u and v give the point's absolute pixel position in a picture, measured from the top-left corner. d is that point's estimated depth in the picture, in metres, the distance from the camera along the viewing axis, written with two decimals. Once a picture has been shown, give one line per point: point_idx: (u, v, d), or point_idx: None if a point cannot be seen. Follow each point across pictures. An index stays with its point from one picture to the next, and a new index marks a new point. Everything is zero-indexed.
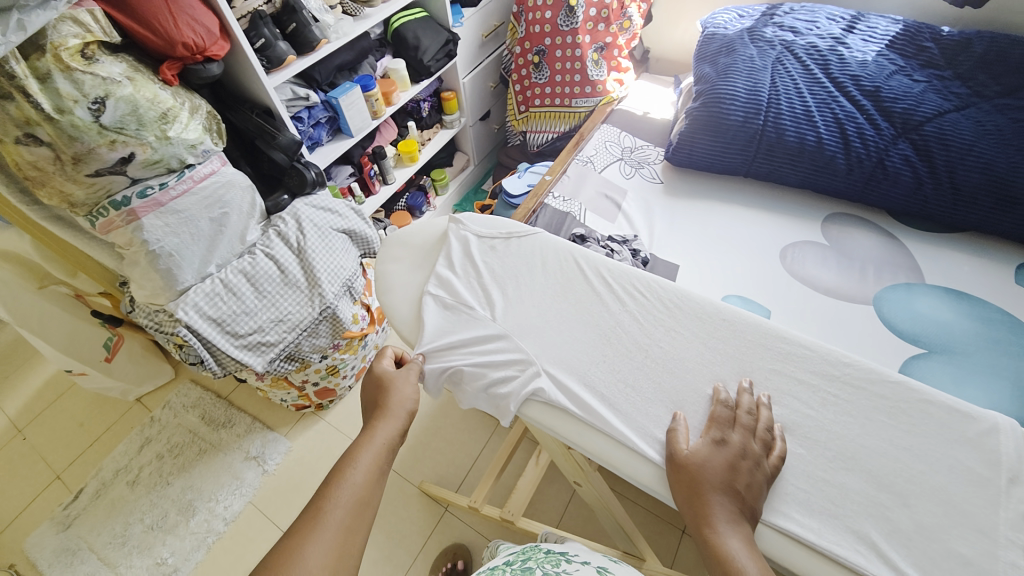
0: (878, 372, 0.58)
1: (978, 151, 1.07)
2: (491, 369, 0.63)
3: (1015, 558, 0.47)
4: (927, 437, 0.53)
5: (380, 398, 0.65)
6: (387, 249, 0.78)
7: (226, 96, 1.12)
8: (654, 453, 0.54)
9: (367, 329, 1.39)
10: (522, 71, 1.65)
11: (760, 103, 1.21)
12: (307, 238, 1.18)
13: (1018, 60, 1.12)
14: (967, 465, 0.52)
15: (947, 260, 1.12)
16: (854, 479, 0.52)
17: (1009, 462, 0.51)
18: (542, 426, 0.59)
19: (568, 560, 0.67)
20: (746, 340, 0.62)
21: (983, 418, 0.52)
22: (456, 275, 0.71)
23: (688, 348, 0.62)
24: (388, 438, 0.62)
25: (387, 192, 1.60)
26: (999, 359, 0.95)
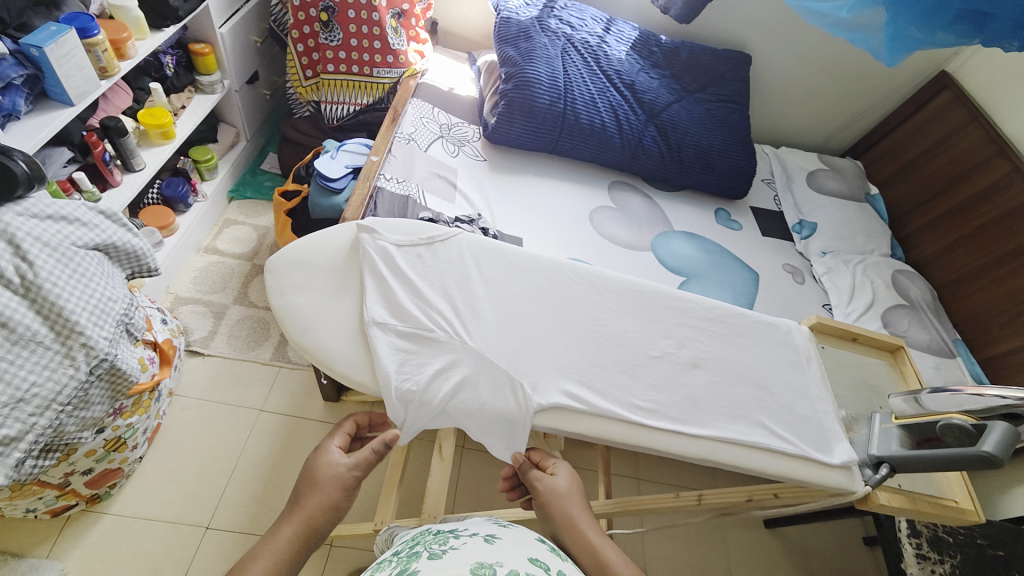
0: (728, 310, 0.80)
1: (692, 133, 1.54)
2: (484, 394, 0.66)
3: (819, 404, 0.76)
4: (755, 344, 0.79)
5: (309, 476, 0.61)
6: (288, 275, 0.73)
7: None
8: (631, 414, 0.68)
9: (161, 375, 1.03)
10: (303, 28, 1.40)
11: (560, 89, 1.39)
12: (39, 266, 0.77)
13: (702, 67, 1.61)
14: (785, 357, 0.79)
15: (685, 212, 1.59)
16: (742, 387, 0.74)
17: (803, 348, 0.80)
18: (550, 429, 0.67)
19: (458, 534, 0.56)
20: (641, 297, 0.79)
21: (783, 325, 0.80)
22: (396, 288, 0.72)
23: (622, 317, 0.76)
24: (298, 537, 0.56)
25: (136, 183, 1.15)
26: (720, 275, 1.43)
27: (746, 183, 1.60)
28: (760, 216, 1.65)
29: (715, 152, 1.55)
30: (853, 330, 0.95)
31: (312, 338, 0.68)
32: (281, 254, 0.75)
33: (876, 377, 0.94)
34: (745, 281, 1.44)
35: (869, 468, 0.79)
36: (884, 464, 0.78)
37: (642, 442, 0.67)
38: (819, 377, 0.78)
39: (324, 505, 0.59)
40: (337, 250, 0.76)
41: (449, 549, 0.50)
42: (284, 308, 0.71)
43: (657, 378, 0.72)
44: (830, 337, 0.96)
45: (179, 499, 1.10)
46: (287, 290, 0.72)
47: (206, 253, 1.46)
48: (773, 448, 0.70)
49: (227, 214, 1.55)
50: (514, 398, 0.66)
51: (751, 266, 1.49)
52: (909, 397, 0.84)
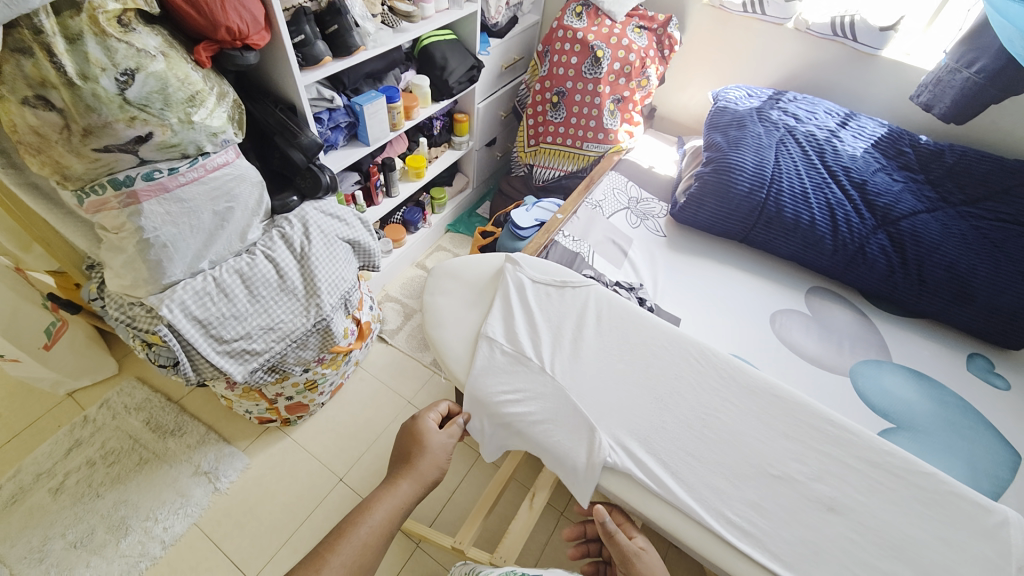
0: (907, 461, 0.63)
1: (943, 251, 1.22)
2: (560, 435, 0.66)
3: None
4: (943, 520, 0.59)
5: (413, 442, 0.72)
6: (437, 280, 0.87)
7: (251, 87, 1.09)
8: (714, 522, 0.59)
9: (355, 345, 1.32)
10: (538, 107, 1.69)
11: (764, 178, 1.30)
12: (312, 244, 1.11)
13: (978, 176, 1.29)
14: (988, 555, 0.57)
15: (914, 343, 1.25)
16: (900, 567, 0.56)
17: (1021, 554, 0.57)
18: (614, 493, 0.63)
19: None
20: (781, 408, 0.67)
21: (1000, 512, 0.58)
22: (519, 312, 0.78)
23: (743, 419, 0.66)
24: (405, 495, 0.67)
25: (389, 206, 1.56)
26: (954, 438, 1.05)
27: None
28: None
29: (977, 279, 1.18)
30: None
31: (440, 333, 0.80)
32: (443, 264, 0.90)
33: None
34: (997, 461, 1.02)
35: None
36: None
37: (718, 559, 0.57)
38: None
39: (429, 468, 0.70)
40: (481, 270, 0.88)
41: None
42: (426, 304, 0.84)
43: (766, 500, 0.60)
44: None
45: (332, 447, 1.36)
46: (437, 291, 0.85)
47: (417, 266, 1.83)
48: None
49: (441, 241, 1.92)
50: (583, 451, 0.64)
51: (1012, 444, 1.06)
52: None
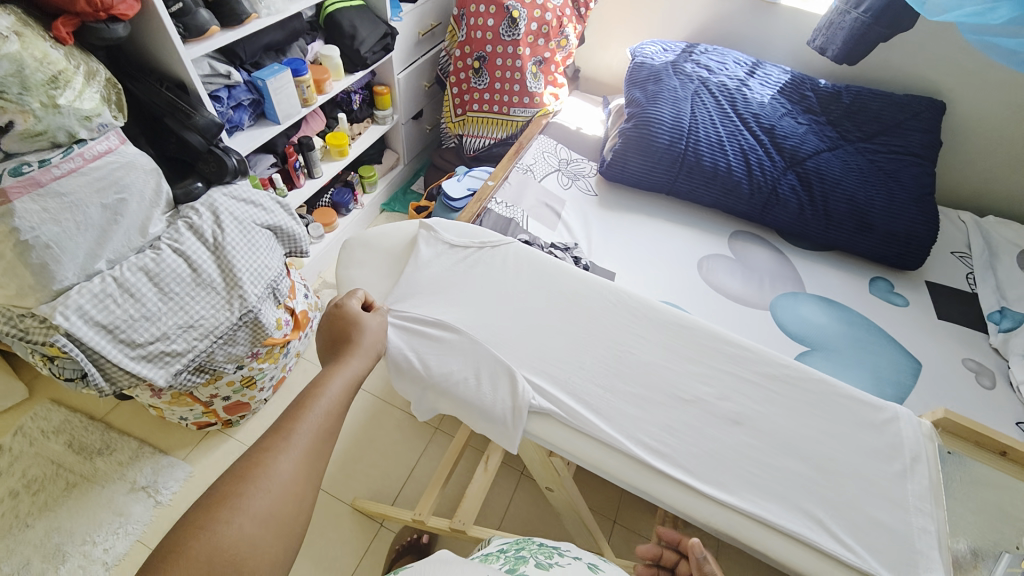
0: (805, 372, 0.71)
1: (844, 185, 1.32)
2: (484, 387, 0.68)
3: (917, 519, 0.61)
4: (836, 420, 0.67)
5: (345, 336, 0.67)
6: (352, 252, 0.86)
7: (127, 63, 0.98)
8: (632, 448, 0.63)
9: (291, 336, 1.27)
10: (461, 74, 1.64)
11: (682, 130, 1.34)
12: (226, 233, 1.04)
13: (871, 114, 1.39)
14: (876, 446, 0.66)
15: (825, 275, 1.36)
16: (793, 462, 0.64)
17: (910, 444, 0.66)
18: (540, 438, 0.66)
19: (561, 552, 0.68)
20: (696, 342, 0.74)
21: (887, 410, 0.67)
22: (434, 275, 0.79)
23: (664, 356, 0.72)
24: (355, 372, 0.63)
25: (313, 187, 1.48)
26: (862, 354, 1.17)
27: (919, 250, 1.31)
28: (938, 293, 1.33)
29: (875, 210, 1.31)
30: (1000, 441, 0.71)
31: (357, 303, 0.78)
32: (356, 235, 0.88)
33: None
34: (899, 369, 1.16)
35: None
36: None
37: (640, 483, 0.62)
38: (924, 483, 0.64)
39: (372, 344, 0.67)
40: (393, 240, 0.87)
41: (554, 565, 0.63)
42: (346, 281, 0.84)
43: (677, 422, 0.66)
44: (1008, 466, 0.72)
45: None
46: (353, 264, 0.84)
47: None
48: (822, 548, 0.58)
49: (376, 222, 1.87)
50: (501, 400, 0.66)
51: (912, 353, 1.19)
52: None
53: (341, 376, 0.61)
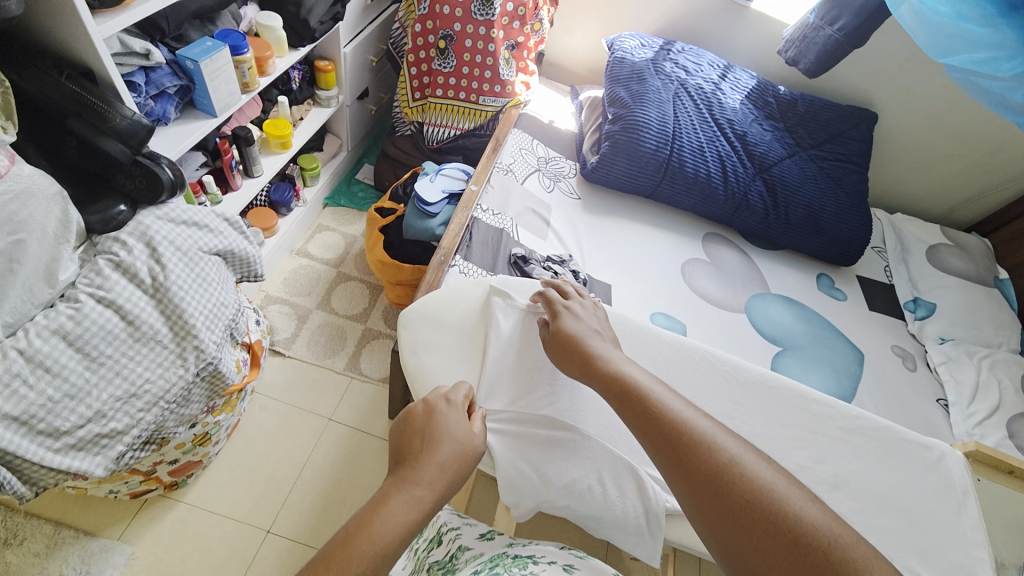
0: (872, 421, 0.82)
1: (803, 192, 1.41)
2: (617, 503, 0.71)
3: (976, 551, 0.74)
4: (902, 465, 0.79)
5: (419, 440, 0.58)
6: (419, 333, 0.84)
7: (13, 49, 0.73)
8: None
9: (250, 377, 1.06)
10: (421, 53, 1.46)
11: (668, 134, 1.34)
12: (168, 269, 0.80)
13: (822, 123, 1.50)
14: (936, 484, 0.78)
15: (783, 274, 1.44)
16: (891, 520, 0.74)
17: (959, 479, 0.79)
18: (681, 541, 0.73)
19: (536, 559, 0.56)
20: (777, 397, 0.83)
21: (938, 449, 0.79)
22: (520, 358, 0.80)
23: (752, 417, 0.81)
24: (420, 504, 0.52)
25: (253, 188, 1.23)
26: (821, 350, 1.28)
27: (857, 251, 1.44)
28: (867, 286, 1.49)
29: (826, 215, 1.41)
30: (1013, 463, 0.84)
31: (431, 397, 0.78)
32: (412, 309, 0.86)
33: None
34: (848, 360, 1.28)
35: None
36: None
37: None
38: (977, 516, 0.76)
39: (451, 464, 0.57)
40: (460, 313, 0.85)
41: None
42: (416, 368, 0.81)
43: None
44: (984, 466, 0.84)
45: (248, 499, 1.13)
46: (420, 349, 0.82)
47: (298, 255, 1.53)
48: None
49: (321, 219, 1.62)
50: (631, 506, 0.72)
51: (856, 344, 1.32)
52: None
53: (405, 503, 0.51)
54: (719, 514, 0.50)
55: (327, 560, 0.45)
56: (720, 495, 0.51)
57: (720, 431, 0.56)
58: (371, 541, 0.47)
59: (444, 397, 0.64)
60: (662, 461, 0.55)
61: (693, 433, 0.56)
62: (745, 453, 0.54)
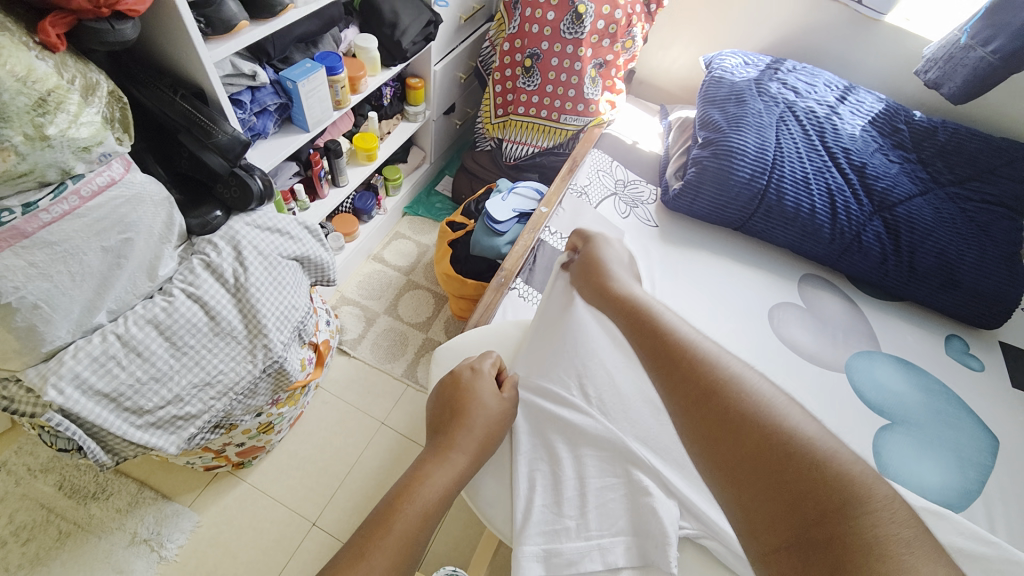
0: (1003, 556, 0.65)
1: (936, 238, 1.17)
2: None
3: None
4: None
5: (459, 409, 0.69)
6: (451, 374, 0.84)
7: (136, 68, 0.84)
8: None
9: (313, 376, 1.11)
10: (506, 71, 1.47)
11: (766, 162, 1.20)
12: (249, 271, 0.87)
13: (967, 156, 1.25)
14: None
15: (898, 331, 1.21)
16: None
17: None
18: None
19: None
20: None
21: None
22: (554, 388, 0.81)
23: None
24: (461, 461, 0.65)
25: (337, 197, 1.33)
26: (944, 430, 1.04)
27: (1005, 313, 1.16)
28: (1014, 357, 1.20)
29: (966, 267, 1.16)
30: None
31: None
32: (447, 347, 0.87)
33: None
34: (980, 448, 1.03)
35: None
36: None
37: None
38: None
39: (485, 425, 0.70)
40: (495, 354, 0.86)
41: None
42: None
43: None
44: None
45: (299, 489, 1.19)
46: None
47: (373, 260, 1.60)
48: None
49: (398, 227, 1.69)
50: None
51: (992, 430, 1.07)
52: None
53: (449, 464, 0.64)
54: (736, 458, 0.48)
55: (384, 523, 0.57)
56: (731, 434, 0.49)
57: (729, 356, 0.56)
58: (421, 496, 0.60)
59: (471, 366, 0.75)
60: (672, 394, 0.55)
61: (704, 360, 0.55)
62: (763, 384, 0.52)
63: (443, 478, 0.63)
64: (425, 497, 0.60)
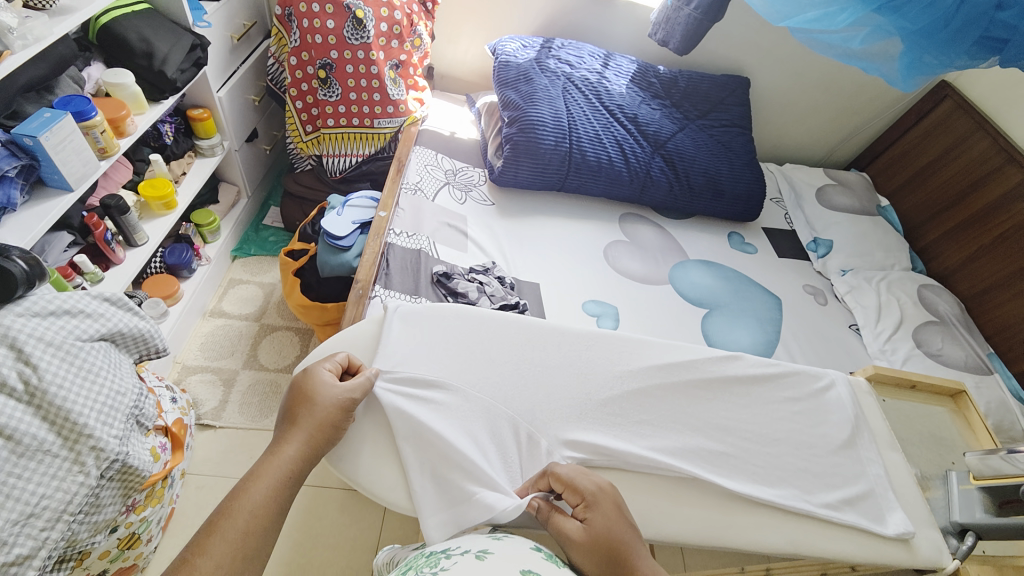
0: (789, 370, 0.89)
1: (698, 161, 1.49)
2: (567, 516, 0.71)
3: (869, 466, 0.82)
4: (815, 418, 0.85)
5: (293, 408, 0.68)
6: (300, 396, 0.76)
7: None
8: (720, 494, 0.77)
9: (173, 461, 0.97)
10: (303, 86, 1.41)
11: (564, 128, 1.38)
12: (45, 370, 0.72)
13: (703, 94, 1.59)
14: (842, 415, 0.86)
15: (697, 239, 1.51)
16: (816, 459, 0.81)
17: (848, 404, 0.87)
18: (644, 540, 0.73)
19: (451, 553, 0.57)
20: (704, 372, 0.86)
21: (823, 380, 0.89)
22: (418, 372, 0.78)
23: (685, 396, 0.84)
24: (292, 455, 0.64)
25: (140, 258, 1.15)
26: (742, 303, 1.36)
27: (757, 205, 1.53)
28: (773, 235, 1.60)
29: (723, 178, 1.50)
30: (913, 377, 0.97)
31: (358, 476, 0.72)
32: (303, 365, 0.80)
33: (942, 429, 0.96)
34: (767, 307, 1.36)
35: (953, 536, 0.80)
36: (971, 532, 0.79)
37: (727, 541, 0.73)
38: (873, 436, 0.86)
39: (322, 419, 0.68)
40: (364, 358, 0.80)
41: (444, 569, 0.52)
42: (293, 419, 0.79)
43: (732, 458, 0.79)
44: (888, 386, 0.97)
45: None
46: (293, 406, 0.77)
47: (212, 317, 1.43)
48: (841, 521, 0.76)
49: (232, 274, 1.52)
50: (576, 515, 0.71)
51: (772, 291, 1.42)
52: (986, 454, 0.81)
53: (279, 461, 0.63)
54: None
55: (208, 531, 0.57)
56: None
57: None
58: (248, 499, 0.60)
59: (309, 366, 0.72)
60: None
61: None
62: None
63: (275, 476, 0.62)
64: (254, 497, 0.60)
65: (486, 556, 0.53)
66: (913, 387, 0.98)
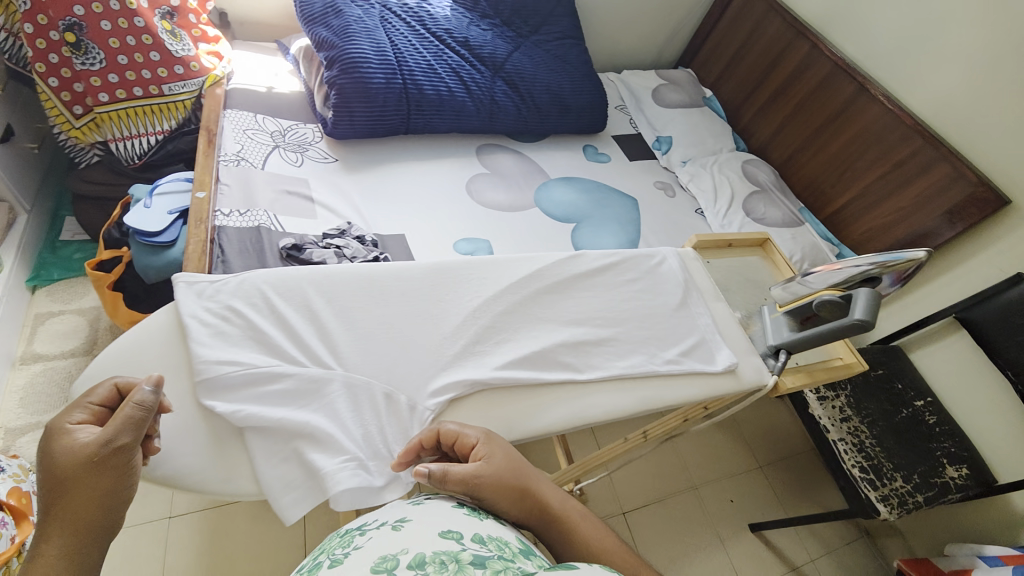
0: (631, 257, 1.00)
1: (539, 79, 1.49)
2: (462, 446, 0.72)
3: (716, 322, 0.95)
4: (664, 294, 0.96)
5: (44, 495, 0.54)
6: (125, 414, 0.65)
7: None
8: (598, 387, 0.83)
9: (15, 538, 0.81)
10: (50, 57, 1.11)
11: (391, 62, 1.27)
12: None
13: (531, 8, 1.56)
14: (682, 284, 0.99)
15: (555, 158, 1.54)
16: (671, 328, 0.92)
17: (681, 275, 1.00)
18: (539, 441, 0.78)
19: (367, 527, 0.51)
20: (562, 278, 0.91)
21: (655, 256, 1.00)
22: (253, 363, 0.69)
23: (550, 304, 0.88)
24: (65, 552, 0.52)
25: None
26: (605, 210, 1.43)
27: (603, 114, 1.58)
28: (622, 142, 1.68)
29: (566, 92, 1.52)
30: (726, 237, 1.10)
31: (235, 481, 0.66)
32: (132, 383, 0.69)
33: (757, 273, 1.09)
34: (627, 210, 1.46)
35: (770, 358, 0.94)
36: (783, 350, 0.92)
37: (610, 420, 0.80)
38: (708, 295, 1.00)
39: (84, 487, 0.54)
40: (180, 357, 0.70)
41: (352, 552, 0.46)
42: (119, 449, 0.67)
43: (602, 347, 0.86)
44: (710, 249, 1.10)
45: None
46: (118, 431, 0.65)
47: (25, 363, 1.17)
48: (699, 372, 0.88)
49: (36, 308, 1.25)
50: None
51: (629, 194, 1.52)
52: (788, 284, 0.96)
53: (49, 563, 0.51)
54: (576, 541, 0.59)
55: None
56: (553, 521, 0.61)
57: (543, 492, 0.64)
58: None
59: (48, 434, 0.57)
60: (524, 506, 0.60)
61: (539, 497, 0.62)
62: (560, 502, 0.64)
63: None
64: None
65: (404, 524, 0.49)
66: (727, 245, 1.11)
